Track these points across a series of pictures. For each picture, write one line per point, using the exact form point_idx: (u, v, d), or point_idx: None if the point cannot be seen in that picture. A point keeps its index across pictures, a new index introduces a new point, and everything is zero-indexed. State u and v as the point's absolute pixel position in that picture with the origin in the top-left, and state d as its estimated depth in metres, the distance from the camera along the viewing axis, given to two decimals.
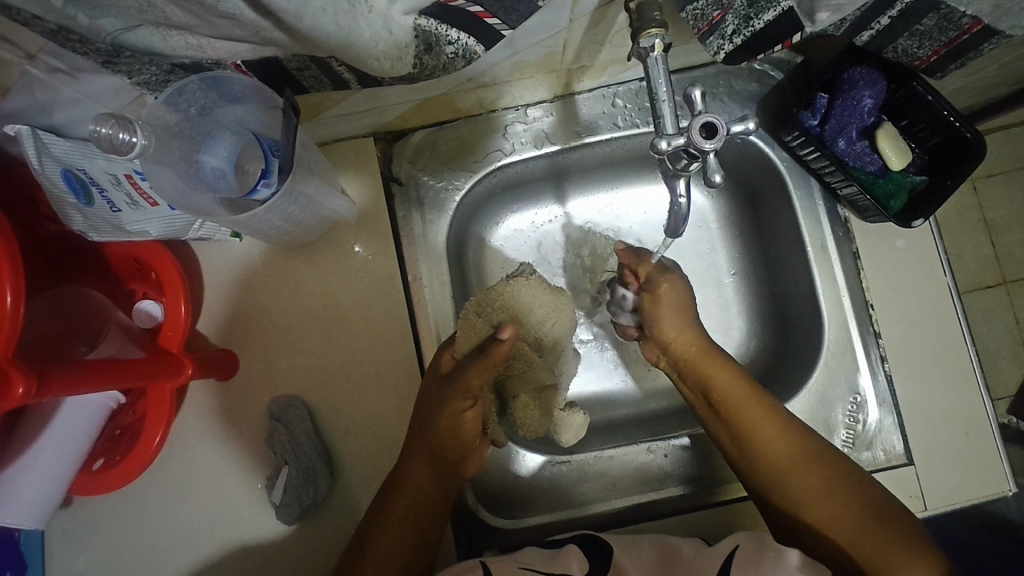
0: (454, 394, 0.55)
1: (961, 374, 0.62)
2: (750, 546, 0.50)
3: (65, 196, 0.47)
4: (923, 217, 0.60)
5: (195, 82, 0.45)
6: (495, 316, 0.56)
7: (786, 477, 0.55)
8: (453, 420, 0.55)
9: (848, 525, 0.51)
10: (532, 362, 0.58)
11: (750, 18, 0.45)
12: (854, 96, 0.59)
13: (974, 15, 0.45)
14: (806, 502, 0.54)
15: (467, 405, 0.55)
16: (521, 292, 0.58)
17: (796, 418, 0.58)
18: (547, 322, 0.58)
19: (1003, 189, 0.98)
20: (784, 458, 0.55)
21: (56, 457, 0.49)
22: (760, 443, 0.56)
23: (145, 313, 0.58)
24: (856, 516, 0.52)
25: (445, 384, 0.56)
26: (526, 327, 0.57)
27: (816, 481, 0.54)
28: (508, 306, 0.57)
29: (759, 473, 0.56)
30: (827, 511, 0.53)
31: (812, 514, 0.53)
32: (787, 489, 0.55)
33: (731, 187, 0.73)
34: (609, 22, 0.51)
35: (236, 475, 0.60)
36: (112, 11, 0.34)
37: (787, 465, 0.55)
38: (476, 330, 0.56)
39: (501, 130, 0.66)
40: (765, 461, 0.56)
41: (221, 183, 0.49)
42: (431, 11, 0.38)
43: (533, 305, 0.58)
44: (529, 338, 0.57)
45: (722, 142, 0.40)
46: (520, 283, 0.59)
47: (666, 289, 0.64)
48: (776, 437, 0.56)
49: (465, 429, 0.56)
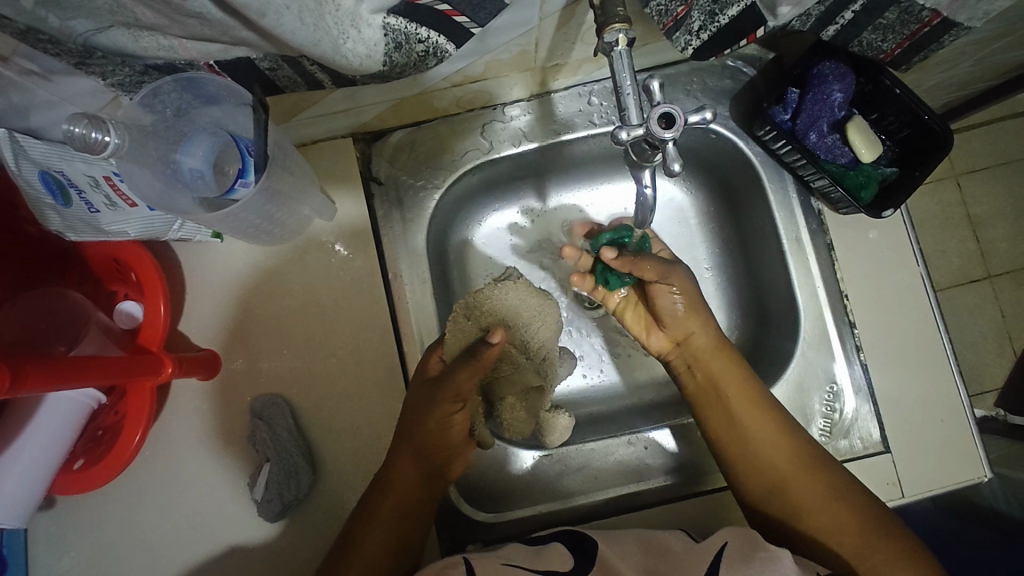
0: (444, 397, 0.56)
1: (935, 362, 0.63)
2: (739, 545, 0.51)
3: (43, 197, 0.48)
4: (893, 208, 0.61)
5: (169, 84, 0.46)
6: (483, 320, 0.60)
7: (787, 483, 0.56)
8: (442, 422, 0.57)
9: (857, 537, 0.52)
10: (518, 364, 0.62)
11: (715, 14, 0.46)
12: (824, 91, 0.60)
13: (933, 8, 0.47)
14: (804, 506, 0.55)
15: (455, 408, 0.57)
16: (508, 296, 0.61)
17: (773, 407, 0.59)
18: (532, 325, 0.61)
19: (985, 184, 1.00)
20: (787, 464, 0.56)
21: (38, 456, 0.50)
22: (766, 444, 0.57)
23: (125, 313, 0.59)
24: (855, 522, 0.53)
25: (435, 388, 0.56)
26: (514, 331, 0.61)
27: (819, 486, 0.55)
28: (495, 311, 0.60)
29: (757, 479, 0.57)
30: (825, 518, 0.54)
31: (814, 523, 0.54)
32: (788, 494, 0.55)
33: (709, 182, 0.74)
34: (578, 20, 0.52)
35: (219, 475, 0.60)
36: (82, 11, 0.35)
37: (793, 470, 0.56)
38: (465, 334, 0.59)
39: (480, 129, 0.67)
40: (771, 466, 0.56)
41: (200, 183, 0.51)
42: (399, 9, 0.39)
43: (518, 309, 0.61)
44: (515, 342, 0.61)
45: (679, 131, 0.41)
46: (508, 287, 0.62)
47: (681, 282, 0.62)
48: (782, 440, 0.57)
49: (453, 432, 0.58)
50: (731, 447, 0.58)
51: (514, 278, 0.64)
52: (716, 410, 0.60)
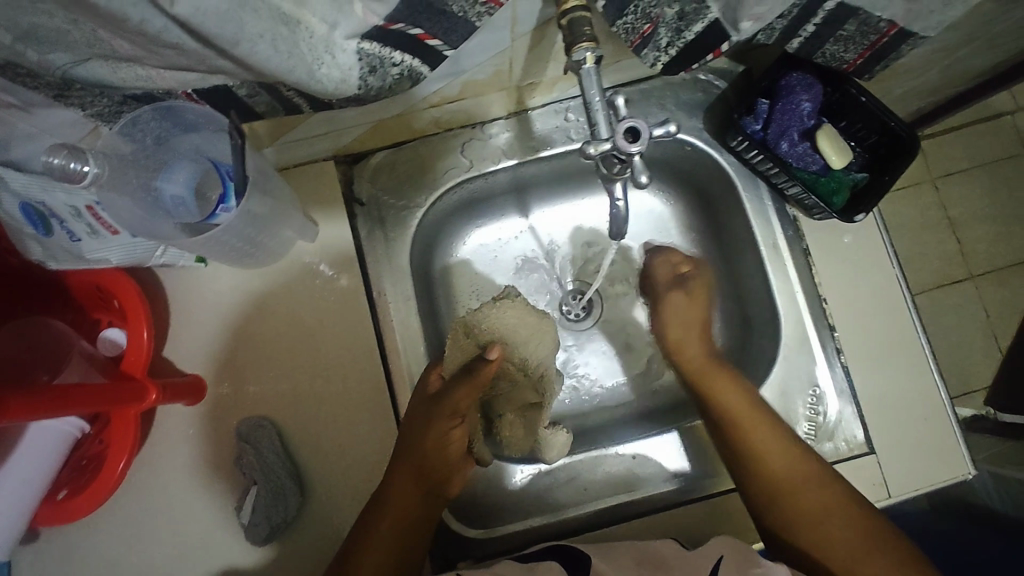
0: (442, 414, 0.57)
1: (915, 363, 0.64)
2: (736, 560, 0.52)
3: (24, 227, 0.50)
4: (864, 212, 0.62)
5: (147, 112, 0.46)
6: (480, 337, 0.60)
7: (785, 492, 0.56)
8: (439, 440, 0.57)
9: (848, 549, 0.53)
10: (516, 381, 0.62)
11: (681, 31, 0.48)
12: (793, 101, 0.62)
13: (889, 19, 0.48)
14: (803, 517, 0.55)
15: (454, 423, 0.58)
16: (505, 313, 0.61)
17: (781, 425, 0.59)
18: (531, 343, 0.61)
19: (962, 187, 1.02)
20: (786, 475, 0.57)
21: (19, 487, 0.50)
22: (765, 455, 0.57)
23: (109, 341, 0.59)
24: (859, 537, 0.53)
25: (433, 404, 0.58)
26: (513, 348, 0.61)
27: (815, 496, 0.56)
28: (492, 328, 0.60)
29: (757, 487, 0.57)
30: (818, 529, 0.55)
31: (808, 534, 0.55)
32: (786, 502, 0.56)
33: (686, 192, 0.75)
34: (549, 39, 0.54)
35: (205, 500, 0.59)
36: (62, 45, 0.36)
37: (791, 480, 0.57)
38: (464, 350, 0.60)
39: (459, 147, 0.68)
40: (771, 475, 0.57)
41: (181, 210, 0.52)
42: (373, 34, 0.40)
43: (516, 327, 0.61)
44: (513, 359, 0.61)
45: (645, 144, 0.44)
46: (506, 304, 0.62)
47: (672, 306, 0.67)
48: (795, 457, 0.57)
49: (450, 450, 0.58)
50: (737, 463, 0.59)
51: (512, 296, 0.64)
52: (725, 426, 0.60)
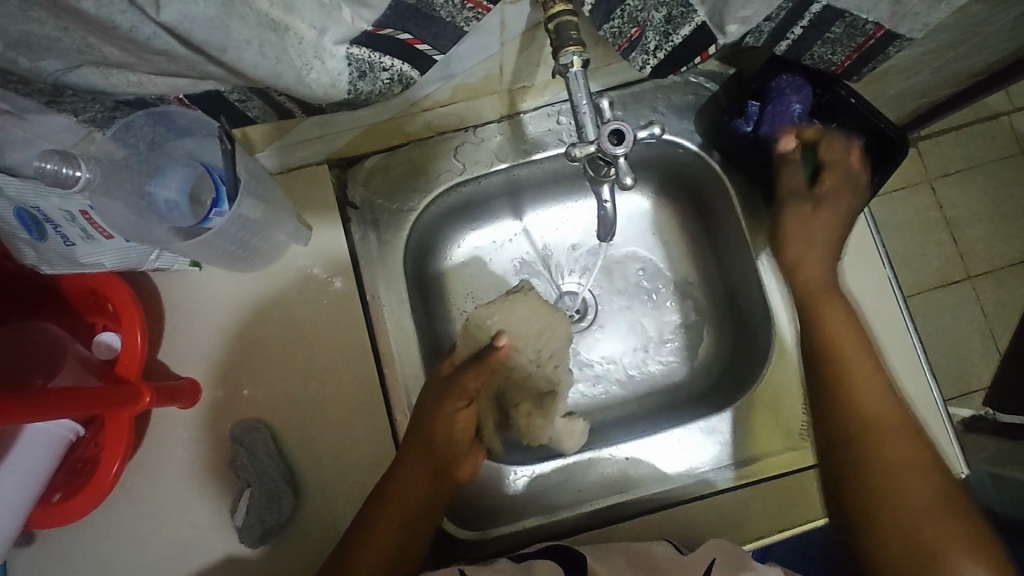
0: (451, 395, 0.60)
1: (907, 363, 0.64)
2: (727, 558, 0.53)
3: (18, 231, 0.49)
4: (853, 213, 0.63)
5: (140, 117, 0.48)
6: (491, 329, 0.64)
7: (876, 426, 0.54)
8: (449, 419, 0.60)
9: (919, 499, 0.50)
10: (528, 372, 0.66)
11: (668, 34, 0.48)
12: (783, 103, 0.62)
13: (876, 22, 0.49)
14: (887, 456, 0.52)
15: (462, 405, 0.61)
16: (519, 305, 0.65)
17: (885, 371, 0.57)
18: (543, 335, 0.65)
19: (957, 188, 1.02)
20: (879, 407, 0.54)
21: (14, 491, 0.50)
22: (861, 385, 0.55)
23: (105, 343, 0.60)
24: (930, 504, 0.50)
25: (444, 386, 0.61)
26: (526, 338, 0.64)
27: (904, 438, 0.53)
28: (504, 320, 0.64)
29: (845, 415, 0.55)
30: (901, 470, 0.51)
31: (883, 475, 0.52)
32: (871, 437, 0.53)
33: (677, 194, 0.76)
34: (538, 43, 0.54)
35: (200, 502, 0.60)
36: (54, 52, 0.36)
37: (889, 418, 0.54)
38: (476, 340, 0.64)
39: (451, 151, 0.69)
40: (862, 404, 0.55)
41: (174, 214, 0.53)
42: (362, 40, 0.40)
43: (529, 319, 0.64)
44: (525, 351, 0.64)
45: (629, 146, 0.45)
46: (520, 295, 0.66)
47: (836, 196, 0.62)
48: (890, 400, 0.55)
49: (459, 431, 0.61)
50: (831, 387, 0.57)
51: (527, 289, 0.67)
52: (826, 361, 0.57)
